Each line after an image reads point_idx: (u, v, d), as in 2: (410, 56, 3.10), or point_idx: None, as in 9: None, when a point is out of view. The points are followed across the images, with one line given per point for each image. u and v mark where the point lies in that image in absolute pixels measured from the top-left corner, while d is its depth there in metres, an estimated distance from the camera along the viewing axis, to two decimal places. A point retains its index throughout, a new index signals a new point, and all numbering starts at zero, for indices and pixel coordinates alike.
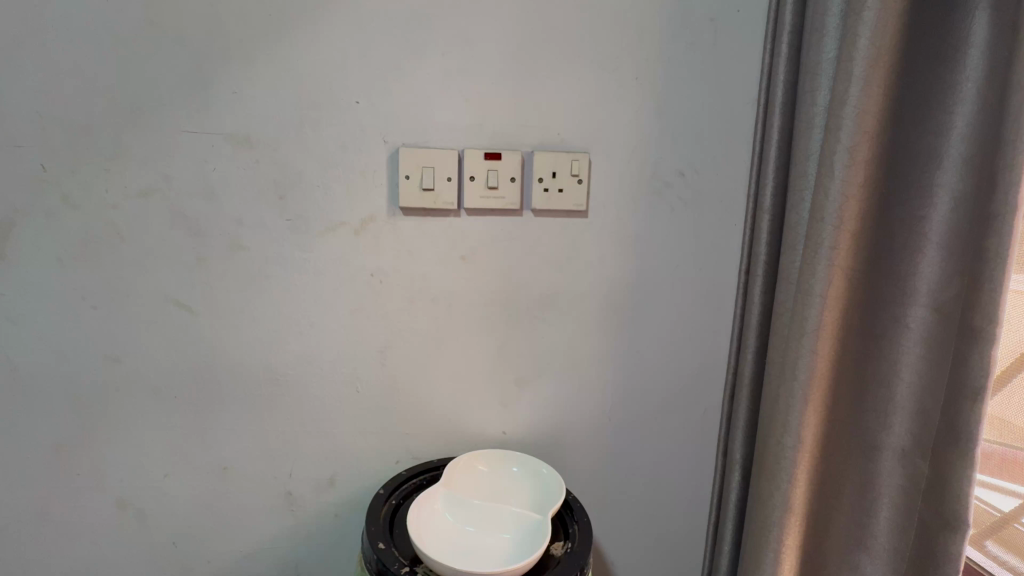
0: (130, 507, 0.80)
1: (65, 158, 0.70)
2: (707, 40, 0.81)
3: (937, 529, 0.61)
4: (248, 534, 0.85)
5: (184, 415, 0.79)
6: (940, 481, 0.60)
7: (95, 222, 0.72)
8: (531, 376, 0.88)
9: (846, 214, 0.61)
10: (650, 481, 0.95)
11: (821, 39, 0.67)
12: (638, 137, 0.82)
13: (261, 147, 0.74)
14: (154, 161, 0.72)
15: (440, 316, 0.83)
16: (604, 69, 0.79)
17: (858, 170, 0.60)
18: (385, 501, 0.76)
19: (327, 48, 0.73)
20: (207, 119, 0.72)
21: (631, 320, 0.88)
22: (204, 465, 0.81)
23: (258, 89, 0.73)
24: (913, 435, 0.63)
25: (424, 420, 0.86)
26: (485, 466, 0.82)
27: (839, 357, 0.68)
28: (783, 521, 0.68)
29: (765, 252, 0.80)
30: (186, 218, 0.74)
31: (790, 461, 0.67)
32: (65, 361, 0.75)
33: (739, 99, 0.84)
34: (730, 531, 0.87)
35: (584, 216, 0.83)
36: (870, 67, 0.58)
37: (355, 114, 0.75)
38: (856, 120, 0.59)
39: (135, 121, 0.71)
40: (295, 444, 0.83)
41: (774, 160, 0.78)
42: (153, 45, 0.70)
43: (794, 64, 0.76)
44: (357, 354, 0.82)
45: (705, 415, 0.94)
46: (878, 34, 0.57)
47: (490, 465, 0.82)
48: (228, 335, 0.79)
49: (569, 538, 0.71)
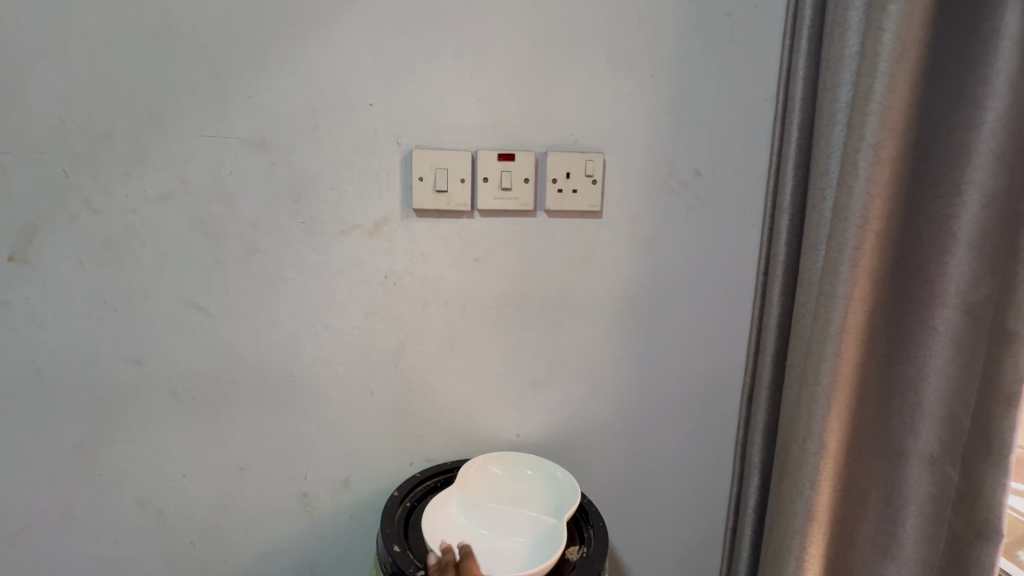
0: (149, 507, 0.82)
1: (85, 161, 0.71)
2: (724, 36, 0.79)
3: (969, 539, 0.59)
4: (265, 534, 0.85)
5: (202, 417, 0.80)
6: (972, 488, 0.58)
7: (114, 225, 0.74)
8: (545, 378, 0.87)
9: (870, 213, 0.59)
10: (667, 485, 0.94)
11: (843, 32, 0.64)
12: (653, 136, 0.81)
13: (275, 150, 0.74)
14: (172, 165, 0.73)
15: (454, 317, 0.83)
16: (619, 66, 0.78)
17: (883, 169, 0.58)
18: (399, 503, 0.76)
19: (341, 50, 0.73)
20: (223, 122, 0.73)
21: (645, 322, 0.87)
22: (220, 466, 0.82)
23: (274, 93, 0.73)
24: (942, 442, 0.61)
25: (438, 422, 0.86)
26: (498, 469, 0.82)
27: (865, 362, 0.65)
28: (806, 528, 0.66)
29: (784, 253, 0.78)
30: (204, 221, 0.75)
31: (813, 467, 0.65)
32: (85, 361, 0.76)
33: (756, 97, 0.82)
34: (749, 536, 0.86)
35: (597, 216, 0.82)
36: (897, 61, 0.56)
37: (368, 116, 0.75)
38: (880, 117, 0.57)
39: (154, 126, 0.72)
40: (310, 446, 0.84)
41: (794, 158, 0.75)
42: (169, 49, 0.71)
43: (814, 59, 0.73)
44: (371, 356, 0.82)
45: (721, 419, 0.93)
46: (903, 27, 0.55)
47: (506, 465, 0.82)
48: (245, 337, 0.79)
49: (585, 542, 0.70)
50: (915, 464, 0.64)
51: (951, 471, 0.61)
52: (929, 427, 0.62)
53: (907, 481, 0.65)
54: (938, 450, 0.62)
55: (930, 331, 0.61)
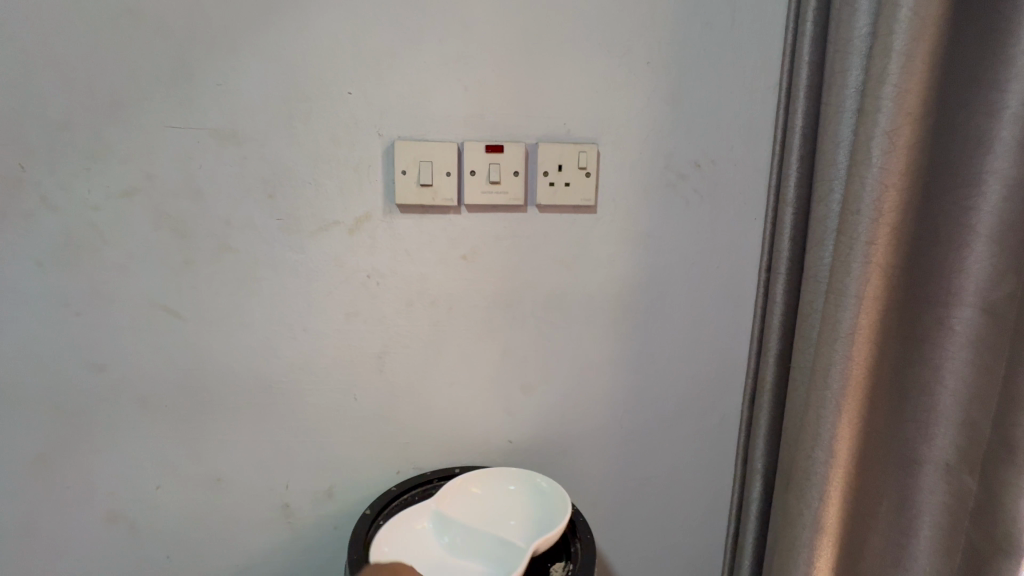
0: (119, 521, 0.77)
1: (42, 154, 0.66)
2: (724, 20, 0.75)
3: (988, 554, 0.55)
4: (243, 548, 0.81)
5: (174, 426, 0.76)
6: (991, 499, 0.54)
7: (75, 223, 0.69)
8: (537, 381, 0.83)
9: (884, 205, 0.55)
10: (666, 491, 0.90)
11: (852, 12, 0.60)
12: (650, 126, 0.77)
13: (248, 142, 0.70)
14: (136, 159, 0.68)
15: (441, 319, 0.78)
16: (614, 52, 0.74)
17: (898, 157, 0.54)
18: (371, 522, 0.71)
19: (317, 34, 0.68)
20: (191, 113, 0.68)
21: (641, 321, 0.83)
22: (195, 477, 0.78)
23: (245, 81, 0.68)
24: (959, 448, 0.57)
25: (425, 429, 0.82)
26: (480, 490, 0.76)
27: (877, 364, 0.61)
28: (814, 540, 0.63)
29: (787, 249, 0.74)
30: (172, 218, 0.70)
31: (821, 475, 0.61)
32: (46, 368, 0.71)
33: (758, 85, 0.78)
34: (751, 544, 0.82)
35: (591, 211, 0.78)
36: (914, 41, 0.52)
37: (347, 106, 0.71)
38: (895, 101, 0.53)
39: (116, 116, 0.67)
40: (289, 455, 0.79)
41: (799, 148, 0.71)
42: (131, 32, 0.66)
43: (819, 43, 0.69)
44: (353, 360, 0.78)
45: (721, 422, 0.89)
46: (922, 2, 0.51)
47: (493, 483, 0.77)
48: (219, 341, 0.75)
49: (571, 557, 0.66)
50: (929, 472, 0.61)
51: (967, 480, 0.57)
52: (944, 433, 0.59)
53: (921, 491, 0.61)
54: (955, 458, 0.58)
55: (946, 331, 0.57)
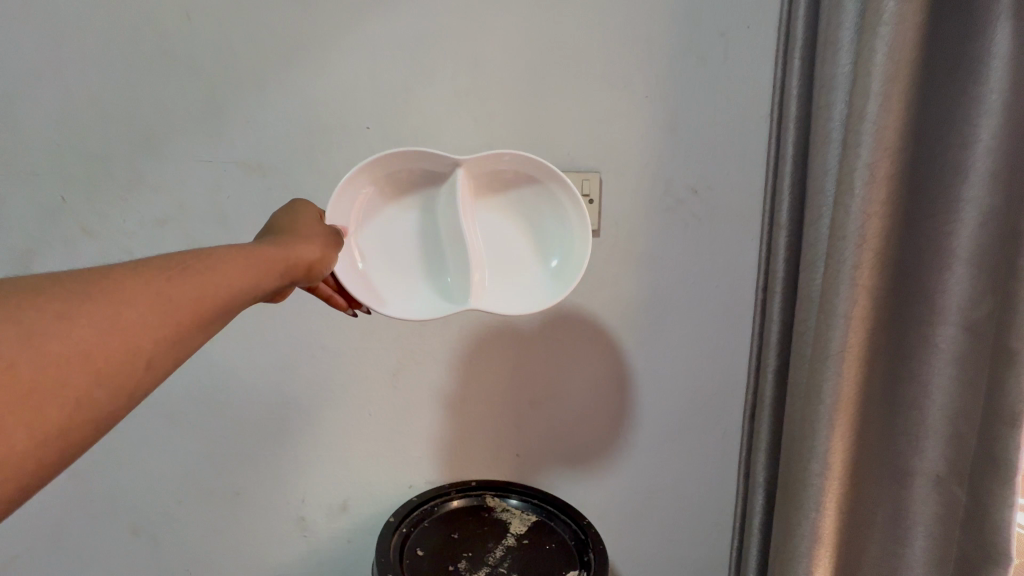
0: (143, 533, 0.81)
1: (82, 186, 0.72)
2: (719, 55, 0.80)
3: (979, 561, 0.58)
4: (262, 558, 0.85)
5: (197, 441, 0.79)
6: (979, 508, 0.57)
7: (110, 249, 0.73)
8: (545, 396, 0.86)
9: (868, 232, 0.59)
10: (670, 504, 0.93)
11: (835, 53, 0.65)
12: (649, 154, 0.81)
13: (273, 173, 0.75)
14: (168, 189, 0.73)
15: (452, 337, 0.82)
16: (615, 86, 0.79)
17: (879, 188, 0.58)
18: (396, 530, 0.73)
19: (338, 73, 0.74)
20: (220, 146, 0.73)
21: (644, 339, 0.87)
22: (216, 491, 0.81)
23: (271, 116, 0.73)
24: (947, 459, 0.61)
25: (437, 442, 0.85)
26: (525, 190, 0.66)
27: (867, 380, 0.64)
28: (812, 551, 0.65)
29: (783, 270, 0.78)
30: (200, 244, 0.75)
31: (817, 488, 0.64)
32: None
33: (752, 114, 0.82)
34: (755, 556, 0.84)
35: (596, 235, 0.82)
36: (889, 82, 0.56)
37: (366, 138, 0.76)
38: (874, 137, 0.57)
39: (151, 150, 0.72)
40: (307, 469, 0.83)
41: (790, 175, 0.75)
42: (166, 73, 0.71)
43: (807, 78, 0.74)
44: (368, 378, 0.81)
45: (724, 437, 0.91)
46: (895, 48, 0.55)
47: (566, 208, 0.64)
48: (240, 360, 0.78)
49: (586, 567, 0.69)
50: (921, 483, 0.63)
51: (958, 490, 0.60)
52: (933, 445, 0.62)
53: (913, 501, 0.64)
54: (944, 469, 0.61)
55: (931, 347, 0.61)
